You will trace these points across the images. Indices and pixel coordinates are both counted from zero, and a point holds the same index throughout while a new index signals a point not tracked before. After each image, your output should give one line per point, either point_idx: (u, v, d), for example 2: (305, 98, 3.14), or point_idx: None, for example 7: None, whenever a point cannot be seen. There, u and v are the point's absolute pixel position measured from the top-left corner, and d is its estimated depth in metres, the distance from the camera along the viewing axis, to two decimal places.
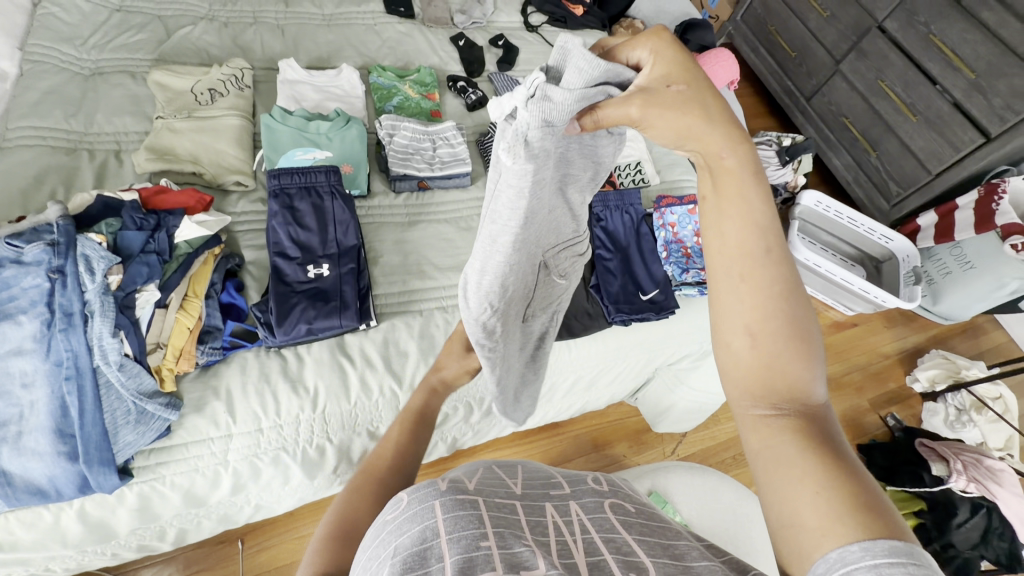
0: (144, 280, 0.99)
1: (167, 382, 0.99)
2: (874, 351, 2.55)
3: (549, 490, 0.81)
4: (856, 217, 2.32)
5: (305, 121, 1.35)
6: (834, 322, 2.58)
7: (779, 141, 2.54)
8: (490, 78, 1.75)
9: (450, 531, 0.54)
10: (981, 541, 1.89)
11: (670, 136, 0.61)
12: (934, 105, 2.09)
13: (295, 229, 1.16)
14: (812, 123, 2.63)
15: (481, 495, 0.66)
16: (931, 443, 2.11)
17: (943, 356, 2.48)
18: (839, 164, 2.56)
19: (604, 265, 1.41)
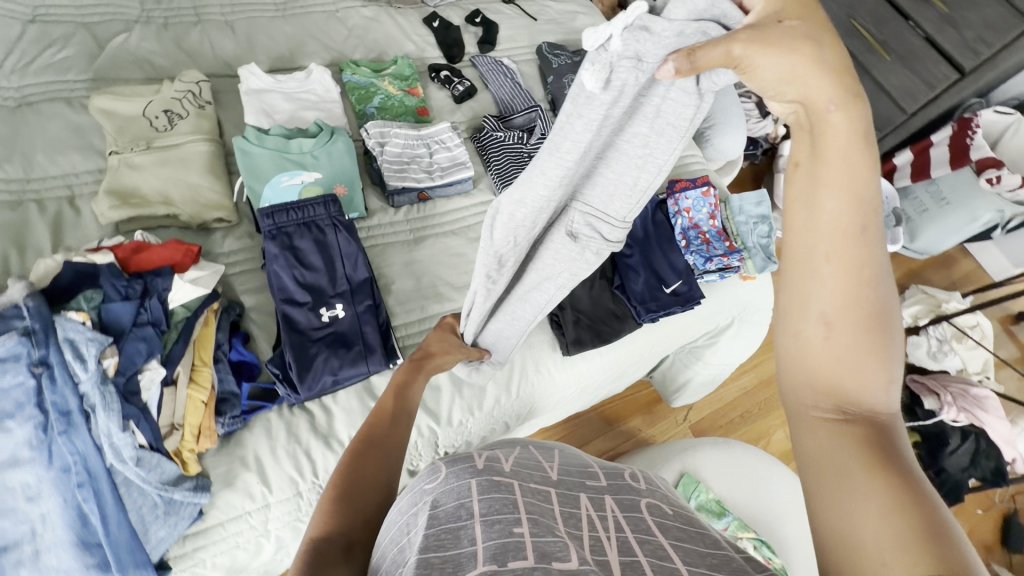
0: (144, 357, 0.87)
1: (190, 464, 0.90)
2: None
3: (586, 480, 0.75)
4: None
5: (285, 140, 1.20)
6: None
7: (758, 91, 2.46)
8: (473, 62, 1.61)
9: (484, 514, 0.56)
10: (971, 462, 2.00)
11: (772, 78, 0.53)
12: (907, 41, 2.01)
13: (299, 270, 1.04)
14: None
15: (515, 477, 0.66)
16: (921, 378, 2.21)
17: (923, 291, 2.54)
18: None
19: (626, 262, 1.34)
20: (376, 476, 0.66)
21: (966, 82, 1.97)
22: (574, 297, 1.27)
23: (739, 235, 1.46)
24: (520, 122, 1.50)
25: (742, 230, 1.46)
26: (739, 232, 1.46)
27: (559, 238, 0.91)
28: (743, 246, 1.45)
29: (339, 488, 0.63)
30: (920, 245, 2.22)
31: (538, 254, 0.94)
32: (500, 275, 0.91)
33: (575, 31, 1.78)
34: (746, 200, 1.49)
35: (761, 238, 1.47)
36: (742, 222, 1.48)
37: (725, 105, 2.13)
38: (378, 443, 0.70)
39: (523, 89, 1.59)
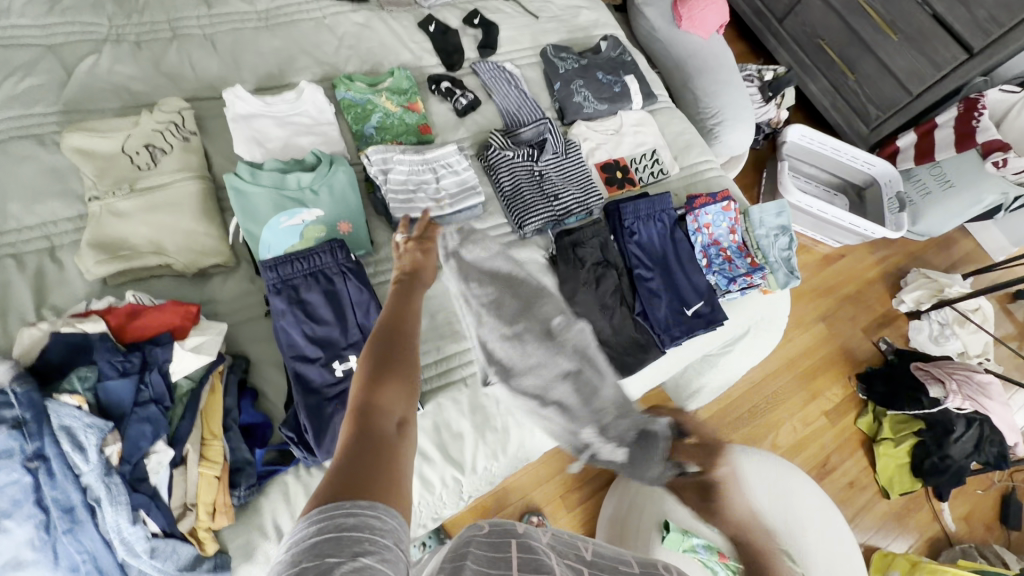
0: (150, 440, 0.80)
1: (207, 544, 0.85)
2: (865, 280, 2.52)
3: (621, 564, 0.75)
4: (838, 145, 2.24)
5: (282, 175, 1.11)
6: (819, 257, 2.51)
7: (761, 75, 2.34)
8: (475, 70, 1.50)
9: (525, 566, 0.64)
10: (975, 449, 1.98)
11: (732, 521, 0.70)
12: (915, 19, 1.96)
13: (309, 325, 0.97)
14: (786, 47, 2.41)
15: (553, 551, 0.72)
16: (925, 367, 2.13)
17: (924, 275, 2.47)
18: (815, 90, 2.37)
19: (645, 286, 1.29)
20: (399, 377, 0.70)
21: (973, 63, 1.88)
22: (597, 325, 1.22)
23: (759, 250, 1.40)
24: (529, 136, 1.41)
25: (763, 244, 1.40)
26: (759, 246, 1.40)
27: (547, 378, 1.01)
28: (764, 261, 1.40)
29: (364, 374, 0.69)
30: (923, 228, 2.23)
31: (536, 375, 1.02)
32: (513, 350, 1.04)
33: (578, 29, 1.67)
34: (766, 212, 1.42)
35: (782, 251, 1.41)
36: (762, 235, 1.41)
37: (734, 100, 2.05)
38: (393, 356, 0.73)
39: (528, 96, 1.49)
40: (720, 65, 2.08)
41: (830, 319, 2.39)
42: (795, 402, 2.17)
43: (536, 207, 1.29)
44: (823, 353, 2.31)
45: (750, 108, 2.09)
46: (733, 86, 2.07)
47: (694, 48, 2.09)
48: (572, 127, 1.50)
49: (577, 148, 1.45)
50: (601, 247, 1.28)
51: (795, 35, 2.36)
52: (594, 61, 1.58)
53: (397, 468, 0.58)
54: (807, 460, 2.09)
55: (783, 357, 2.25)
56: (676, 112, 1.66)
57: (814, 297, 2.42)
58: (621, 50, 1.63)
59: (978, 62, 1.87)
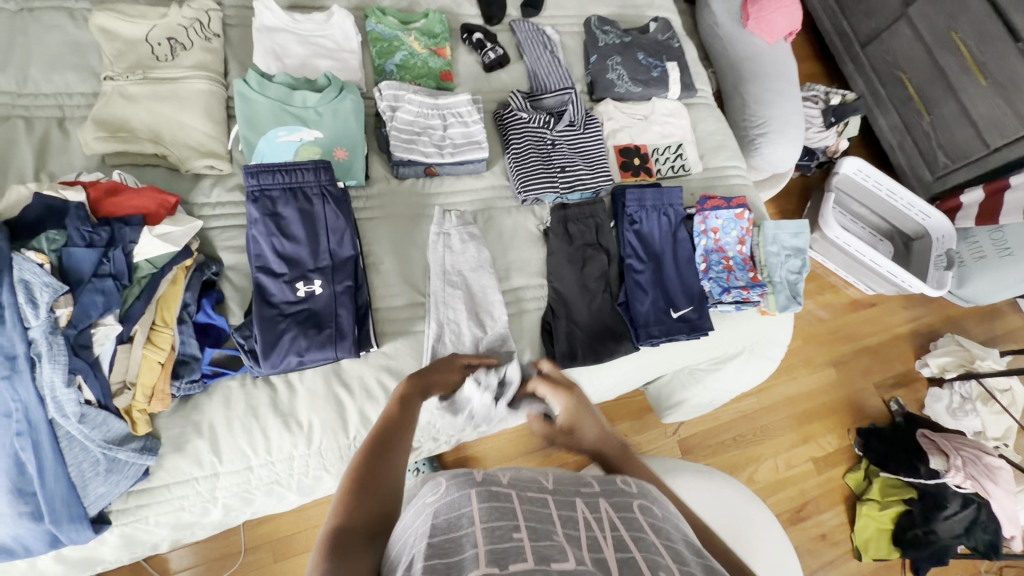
0: (100, 312, 0.82)
1: (140, 425, 0.88)
2: (891, 333, 2.38)
3: (580, 485, 0.67)
4: (894, 189, 2.08)
5: (288, 90, 1.10)
6: (850, 301, 2.36)
7: (827, 98, 2.21)
8: (512, 26, 1.45)
9: (485, 520, 0.55)
10: (964, 531, 1.87)
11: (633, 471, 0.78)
12: (1012, 68, 1.77)
13: (279, 240, 0.97)
14: (862, 75, 2.24)
15: (514, 487, 0.63)
16: (932, 435, 2.02)
17: (957, 343, 2.32)
18: (884, 125, 2.21)
19: (633, 278, 1.24)
20: (389, 483, 0.66)
21: None
22: (573, 304, 1.19)
23: (765, 267, 1.32)
24: (550, 104, 1.36)
25: (770, 262, 1.32)
26: (767, 264, 1.33)
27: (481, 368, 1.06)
28: (767, 280, 1.32)
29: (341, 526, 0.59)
30: (969, 292, 2.07)
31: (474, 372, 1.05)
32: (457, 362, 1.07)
33: (631, 7, 1.59)
34: (782, 229, 1.34)
35: (790, 274, 1.33)
36: (773, 252, 1.33)
37: (786, 114, 1.93)
38: (385, 450, 0.68)
39: (561, 64, 1.44)
40: (780, 75, 1.95)
41: (845, 368, 2.26)
42: (784, 440, 2.08)
43: (540, 176, 1.26)
44: (828, 399, 2.19)
45: (801, 126, 1.96)
46: (788, 99, 1.94)
47: (755, 52, 1.97)
48: (600, 104, 1.44)
49: (599, 126, 1.39)
50: (596, 228, 1.24)
51: (875, 62, 2.18)
52: (638, 40, 1.50)
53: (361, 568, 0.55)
54: (781, 502, 2.00)
55: (785, 393, 2.15)
56: (715, 111, 1.57)
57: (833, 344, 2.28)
58: (670, 34, 1.55)
59: None
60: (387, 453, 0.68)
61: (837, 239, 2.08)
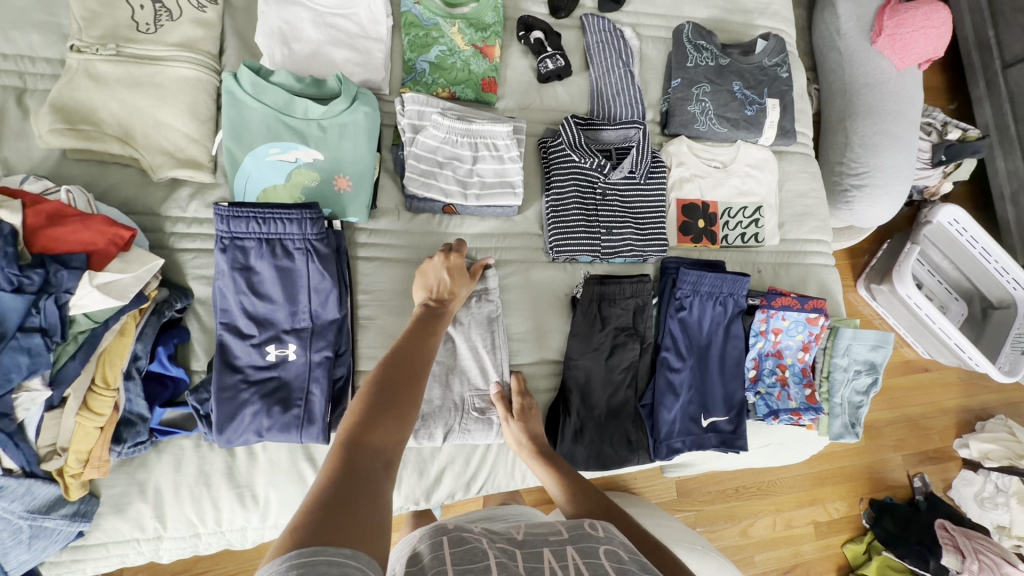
0: (23, 374, 0.69)
1: (72, 490, 0.77)
2: (936, 407, 1.99)
3: (549, 533, 0.64)
4: (991, 250, 1.68)
5: (287, 95, 0.89)
6: (902, 361, 1.97)
7: (942, 130, 1.75)
8: (582, 23, 1.17)
9: (455, 566, 0.54)
10: None
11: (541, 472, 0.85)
12: None
13: (250, 298, 0.81)
14: (991, 100, 1.73)
15: (483, 536, 0.62)
16: (952, 528, 1.74)
17: (1009, 430, 1.92)
18: (1000, 167, 1.73)
19: (663, 376, 1.04)
20: (406, 413, 0.63)
21: None
22: (588, 395, 1.01)
23: (826, 382, 1.12)
24: (610, 138, 1.10)
25: (835, 376, 1.11)
26: (829, 378, 1.12)
27: (471, 421, 0.94)
28: (825, 398, 1.12)
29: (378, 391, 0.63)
30: None
31: (459, 421, 0.94)
32: (429, 409, 0.93)
33: (735, 11, 1.26)
34: (860, 339, 1.10)
35: (854, 394, 1.13)
36: (841, 365, 1.11)
37: (896, 165, 1.58)
38: (406, 382, 0.66)
39: (634, 81, 1.17)
40: (902, 115, 1.58)
41: (872, 431, 1.92)
42: (788, 497, 1.81)
43: (580, 233, 1.03)
44: (848, 463, 1.88)
45: (909, 181, 1.62)
46: (905, 144, 1.58)
47: (879, 78, 1.58)
48: (672, 141, 1.17)
49: (665, 174, 1.13)
50: (635, 311, 1.04)
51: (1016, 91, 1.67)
52: (737, 64, 1.20)
53: (374, 491, 0.51)
54: (770, 561, 1.77)
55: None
56: (811, 164, 1.27)
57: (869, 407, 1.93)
58: (780, 59, 1.23)
59: None
60: (411, 384, 0.67)
61: (907, 298, 1.72)
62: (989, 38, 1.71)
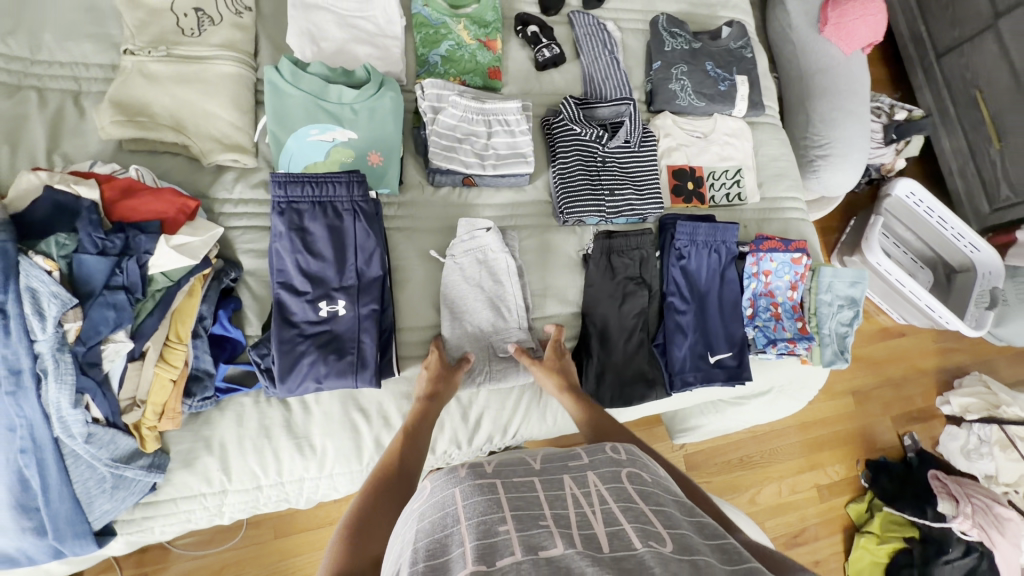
0: (110, 327, 0.76)
1: (148, 442, 0.83)
2: (914, 364, 2.15)
3: (568, 459, 0.68)
4: (947, 218, 1.86)
5: (324, 82, 1.01)
6: (879, 328, 2.13)
7: (891, 112, 1.96)
8: (570, 19, 1.33)
9: (470, 517, 0.55)
10: None
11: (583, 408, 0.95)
12: None
13: (304, 257, 0.90)
14: (931, 87, 1.95)
15: (498, 475, 0.63)
16: (943, 478, 1.88)
17: (984, 383, 2.08)
18: (946, 146, 1.94)
19: (671, 318, 1.16)
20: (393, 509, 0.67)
21: None
22: (606, 339, 1.11)
23: (815, 316, 1.24)
24: (604, 114, 1.24)
25: (821, 311, 1.24)
26: (817, 313, 1.25)
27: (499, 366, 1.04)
28: (815, 330, 1.25)
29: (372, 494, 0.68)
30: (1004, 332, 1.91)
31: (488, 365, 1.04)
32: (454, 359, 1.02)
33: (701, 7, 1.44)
34: (839, 276, 1.24)
35: (840, 325, 1.26)
36: (825, 301, 1.25)
37: (852, 136, 1.77)
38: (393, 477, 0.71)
39: (619, 66, 1.32)
40: (852, 93, 1.78)
41: (860, 395, 2.06)
42: (788, 465, 1.91)
43: (587, 197, 1.16)
44: (842, 426, 2.01)
45: (866, 151, 1.80)
46: (858, 118, 1.77)
47: (829, 63, 1.79)
48: (657, 117, 1.32)
49: (655, 143, 1.27)
50: (640, 262, 1.16)
51: (951, 78, 1.89)
52: (707, 48, 1.36)
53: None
54: (780, 526, 1.86)
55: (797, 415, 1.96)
56: (781, 133, 1.43)
57: (854, 367, 2.07)
58: (744, 42, 1.40)
59: None
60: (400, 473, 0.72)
61: (878, 266, 1.87)
62: (922, 34, 1.95)
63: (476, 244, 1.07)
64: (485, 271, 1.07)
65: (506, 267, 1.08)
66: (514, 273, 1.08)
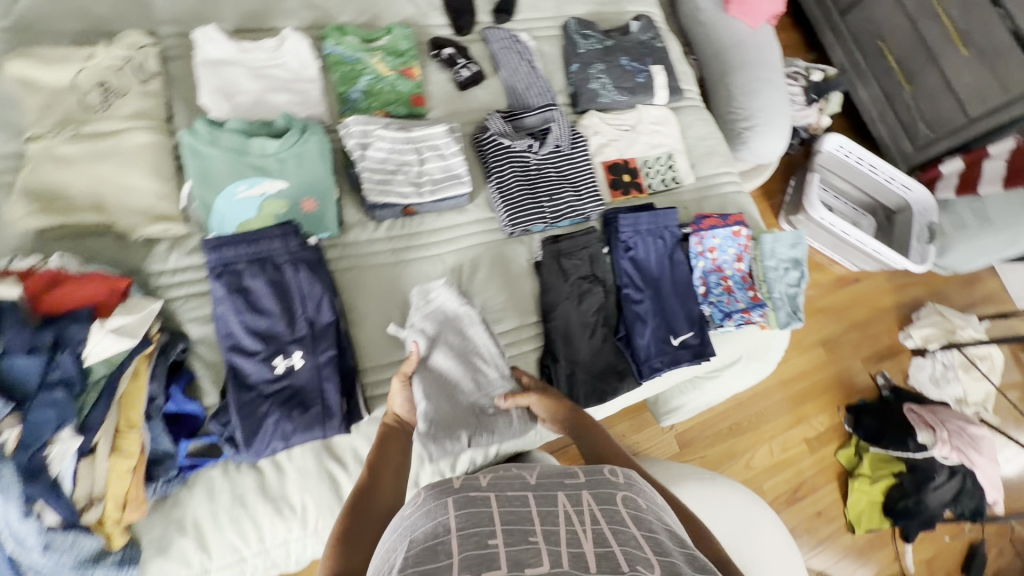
0: (54, 427, 0.74)
1: (115, 537, 0.79)
2: (874, 306, 2.24)
3: (564, 476, 0.67)
4: (877, 164, 1.98)
5: (244, 137, 0.99)
6: (835, 277, 2.23)
7: (808, 74, 2.09)
8: (484, 36, 1.35)
9: (461, 529, 0.56)
10: (954, 498, 1.85)
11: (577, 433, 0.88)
12: (991, 34, 1.68)
13: (250, 316, 0.88)
14: (841, 45, 2.13)
15: (493, 489, 0.63)
16: (919, 409, 1.97)
17: (938, 312, 2.21)
18: (865, 96, 2.10)
19: (631, 311, 1.18)
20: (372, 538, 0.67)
21: None
22: (570, 341, 1.13)
23: (764, 283, 1.29)
24: (533, 122, 1.26)
25: (769, 277, 1.29)
26: (765, 279, 1.29)
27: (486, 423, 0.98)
28: (767, 296, 1.29)
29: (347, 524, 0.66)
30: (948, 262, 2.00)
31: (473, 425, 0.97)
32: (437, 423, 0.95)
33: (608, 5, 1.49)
34: (779, 241, 1.30)
35: (789, 287, 1.31)
36: (771, 266, 1.30)
37: (773, 105, 1.85)
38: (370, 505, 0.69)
39: (540, 74, 1.35)
40: (766, 63, 1.87)
41: (831, 344, 2.14)
42: (775, 424, 1.97)
43: (528, 206, 1.18)
44: (817, 379, 2.08)
45: (789, 116, 1.89)
46: (775, 87, 1.86)
47: (739, 39, 1.88)
48: (584, 116, 1.35)
49: (585, 143, 1.30)
50: (591, 260, 1.18)
51: (857, 33, 2.06)
52: (620, 43, 1.41)
53: None
54: (778, 485, 1.91)
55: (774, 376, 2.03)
56: (704, 113, 1.49)
57: (820, 318, 2.16)
58: (653, 34, 1.45)
59: None
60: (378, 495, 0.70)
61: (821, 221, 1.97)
62: None
63: (435, 305, 1.05)
64: (450, 328, 1.04)
65: (470, 319, 1.06)
66: (479, 324, 1.06)
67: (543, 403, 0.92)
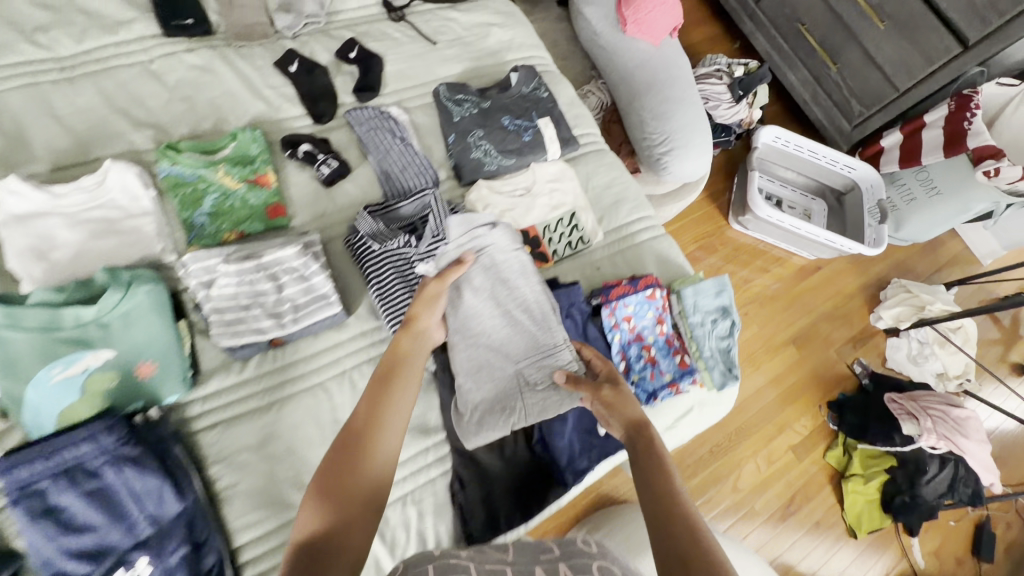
0: None
1: None
2: (842, 290, 2.09)
3: None
4: (816, 148, 1.91)
5: (51, 309, 0.85)
6: (797, 268, 2.08)
7: (731, 69, 1.96)
8: (348, 119, 1.23)
9: None
10: (948, 489, 1.71)
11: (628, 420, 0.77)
12: (905, 3, 1.62)
13: (67, 538, 0.75)
14: (761, 31, 2.04)
15: None
16: (900, 398, 1.80)
17: (905, 288, 2.06)
18: (794, 81, 2.01)
19: (544, 394, 1.00)
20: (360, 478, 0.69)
21: (967, 58, 1.58)
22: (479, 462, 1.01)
23: (693, 341, 1.18)
24: (409, 212, 1.14)
25: (697, 333, 1.18)
26: (693, 337, 1.18)
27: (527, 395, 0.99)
28: (697, 356, 1.17)
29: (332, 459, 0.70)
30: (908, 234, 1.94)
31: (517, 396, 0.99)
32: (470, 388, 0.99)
33: (486, 59, 1.38)
34: (701, 293, 1.19)
35: (720, 340, 1.19)
36: (697, 322, 1.18)
37: (688, 122, 1.74)
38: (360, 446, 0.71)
39: (415, 150, 1.22)
40: (674, 80, 1.77)
41: (800, 339, 1.99)
42: (758, 435, 1.81)
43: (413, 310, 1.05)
44: (794, 380, 1.92)
45: (708, 131, 1.78)
46: (688, 104, 1.76)
47: (643, 58, 1.78)
48: (472, 189, 1.22)
49: None
50: None
51: (773, 18, 1.98)
52: (500, 102, 1.29)
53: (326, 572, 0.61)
54: (770, 502, 1.74)
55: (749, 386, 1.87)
56: (606, 156, 1.38)
57: (789, 315, 2.01)
58: (535, 84, 1.34)
59: (971, 58, 1.58)
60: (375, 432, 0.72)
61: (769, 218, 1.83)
62: None
63: (483, 240, 1.06)
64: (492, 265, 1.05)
65: (517, 265, 1.07)
66: (528, 274, 1.07)
67: (600, 395, 0.82)
